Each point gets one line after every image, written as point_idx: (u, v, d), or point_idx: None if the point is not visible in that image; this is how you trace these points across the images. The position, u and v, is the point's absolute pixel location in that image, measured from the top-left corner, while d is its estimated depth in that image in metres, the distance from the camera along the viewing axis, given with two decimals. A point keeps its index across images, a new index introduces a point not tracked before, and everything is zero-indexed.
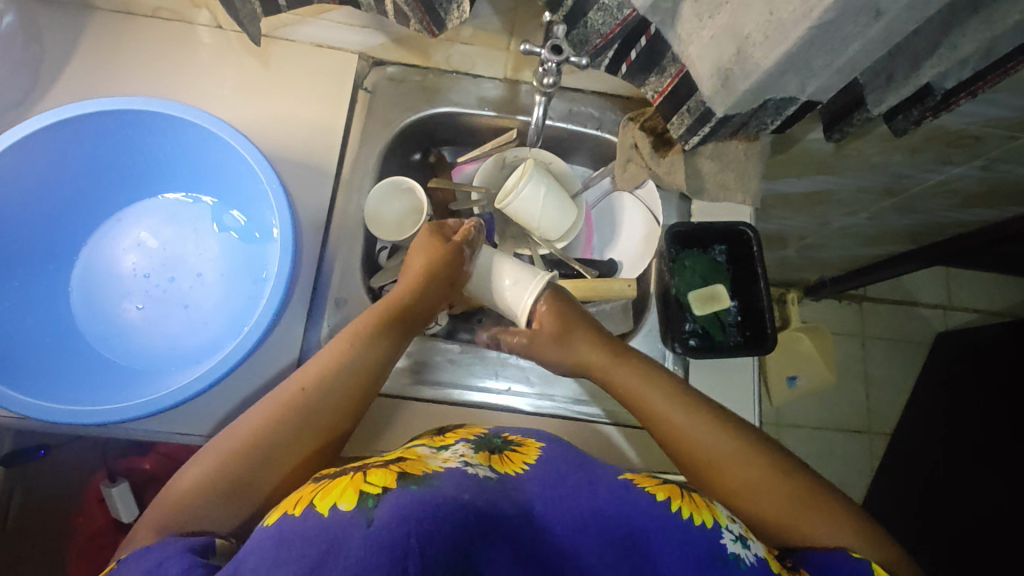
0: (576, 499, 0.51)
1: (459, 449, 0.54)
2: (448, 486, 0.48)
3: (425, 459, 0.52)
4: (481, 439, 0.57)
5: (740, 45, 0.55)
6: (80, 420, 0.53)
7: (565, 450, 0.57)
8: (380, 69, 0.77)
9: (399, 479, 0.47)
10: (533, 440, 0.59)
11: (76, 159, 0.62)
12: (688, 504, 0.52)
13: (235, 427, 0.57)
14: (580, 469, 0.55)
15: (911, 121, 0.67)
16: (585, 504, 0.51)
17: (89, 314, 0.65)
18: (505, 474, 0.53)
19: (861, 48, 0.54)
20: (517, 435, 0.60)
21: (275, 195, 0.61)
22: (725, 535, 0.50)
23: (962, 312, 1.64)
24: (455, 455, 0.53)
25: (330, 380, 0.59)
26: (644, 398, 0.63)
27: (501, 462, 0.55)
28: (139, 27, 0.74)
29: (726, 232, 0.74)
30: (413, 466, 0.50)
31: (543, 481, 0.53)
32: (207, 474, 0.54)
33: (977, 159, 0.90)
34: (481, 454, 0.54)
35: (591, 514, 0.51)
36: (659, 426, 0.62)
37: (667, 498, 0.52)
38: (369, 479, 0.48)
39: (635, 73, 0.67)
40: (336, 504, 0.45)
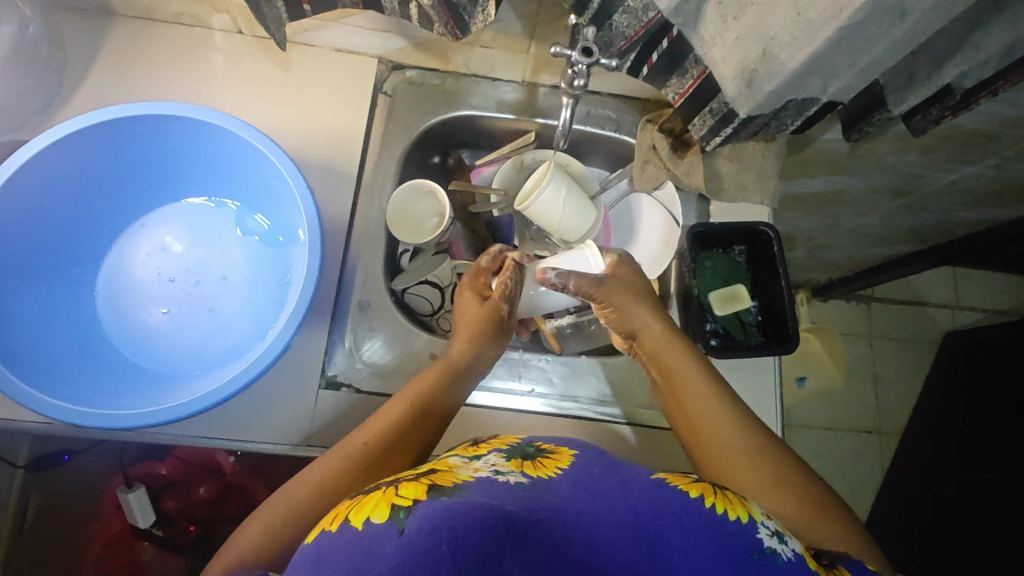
0: (608, 498, 0.49)
1: (491, 459, 0.54)
2: (478, 493, 0.46)
3: (456, 469, 0.51)
4: (514, 448, 0.57)
5: (766, 46, 0.56)
6: (113, 424, 0.53)
7: (599, 456, 0.56)
8: (398, 73, 0.78)
9: (428, 491, 0.46)
10: (566, 448, 0.58)
11: (103, 164, 0.62)
12: (722, 500, 0.50)
13: (303, 478, 0.56)
14: (612, 473, 0.53)
15: (930, 120, 0.67)
16: (619, 502, 0.48)
17: (115, 318, 0.65)
18: (537, 478, 0.51)
19: (886, 49, 0.55)
20: (551, 444, 0.59)
21: (302, 199, 0.61)
22: (762, 529, 0.48)
23: (969, 312, 1.64)
24: (486, 464, 0.52)
25: (398, 435, 0.59)
26: (681, 375, 0.65)
27: (535, 466, 0.53)
28: (160, 33, 0.74)
29: (747, 233, 0.74)
30: (443, 477, 0.49)
31: (576, 483, 0.51)
32: (275, 524, 0.53)
33: (991, 159, 0.90)
34: (513, 461, 0.54)
35: (626, 513, 0.47)
36: (690, 400, 0.63)
37: (701, 494, 0.51)
38: (401, 493, 0.46)
39: (657, 74, 0.68)
40: (370, 518, 0.45)
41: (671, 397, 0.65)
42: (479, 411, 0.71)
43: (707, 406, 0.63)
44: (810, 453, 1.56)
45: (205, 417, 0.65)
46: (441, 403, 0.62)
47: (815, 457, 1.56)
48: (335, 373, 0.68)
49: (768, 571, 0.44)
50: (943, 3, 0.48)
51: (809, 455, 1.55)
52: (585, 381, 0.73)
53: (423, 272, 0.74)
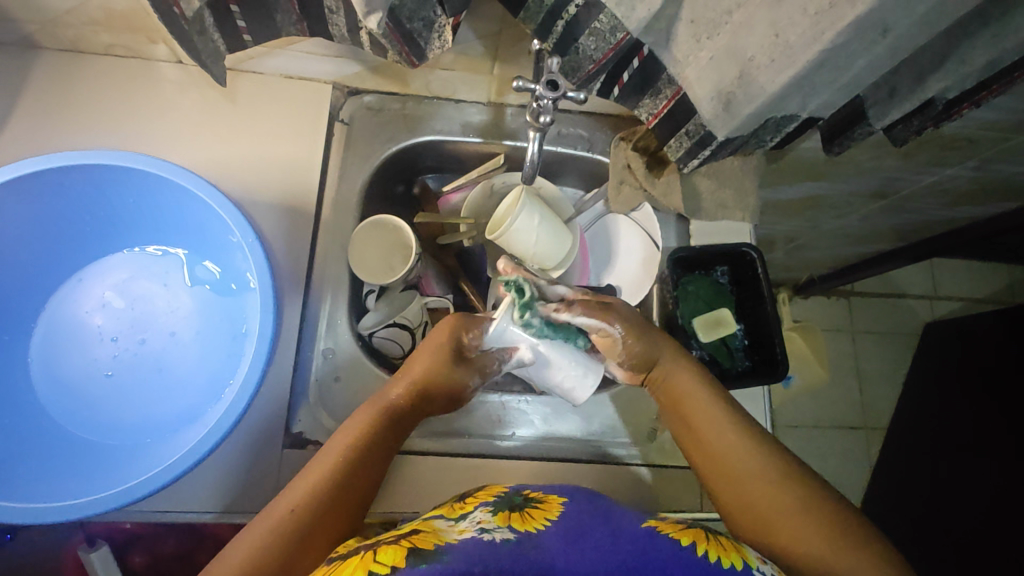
0: (599, 552, 0.46)
1: (476, 517, 0.51)
2: (462, 557, 0.43)
3: (440, 531, 0.48)
4: (502, 499, 0.54)
5: (743, 69, 0.52)
6: (54, 518, 0.49)
7: (590, 504, 0.55)
8: (356, 99, 0.73)
9: (409, 556, 0.43)
10: (554, 496, 0.55)
11: (31, 219, 0.56)
12: (714, 547, 0.48)
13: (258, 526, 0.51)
14: (604, 521, 0.51)
15: (911, 130, 0.63)
16: (610, 557, 0.46)
17: (53, 385, 0.59)
18: (523, 533, 0.48)
19: (866, 66, 0.52)
20: (538, 492, 0.57)
21: (251, 249, 0.56)
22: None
23: (947, 301, 1.65)
24: (470, 523, 0.49)
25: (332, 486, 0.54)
26: (708, 414, 0.61)
27: (522, 519, 0.51)
28: (91, 66, 0.68)
29: (729, 254, 0.72)
30: (425, 538, 0.46)
31: (565, 537, 0.48)
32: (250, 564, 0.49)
33: (970, 160, 0.88)
34: (500, 516, 0.50)
35: (618, 567, 0.45)
36: (715, 443, 0.60)
37: (692, 542, 0.48)
38: (379, 558, 0.43)
39: (628, 95, 0.64)
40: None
41: (679, 422, 0.62)
42: (459, 459, 0.67)
43: (713, 426, 0.60)
44: (800, 453, 1.54)
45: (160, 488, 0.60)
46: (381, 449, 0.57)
47: (803, 455, 1.55)
48: (301, 431, 0.63)
49: None
50: (927, 18, 0.45)
51: (799, 455, 1.54)
52: (568, 417, 0.71)
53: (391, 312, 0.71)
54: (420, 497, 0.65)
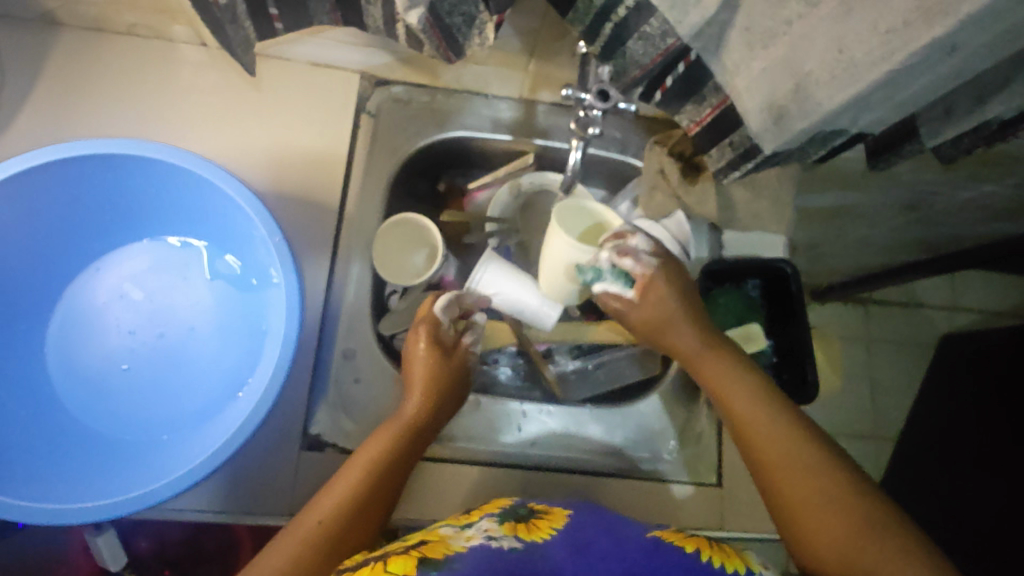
0: (605, 562, 0.47)
1: (482, 525, 0.52)
2: (469, 567, 0.44)
3: (448, 539, 0.49)
4: (507, 511, 0.54)
5: (799, 82, 0.50)
6: (66, 519, 0.47)
7: (595, 515, 0.55)
8: (383, 90, 0.71)
9: (418, 564, 0.44)
10: (559, 508, 0.56)
11: (48, 207, 0.54)
12: (718, 554, 0.49)
13: (289, 533, 0.50)
14: (608, 533, 0.52)
15: (960, 148, 0.60)
16: (616, 566, 0.47)
17: (69, 377, 0.58)
18: (530, 543, 0.49)
19: (928, 84, 0.49)
20: (543, 504, 0.57)
21: (276, 247, 0.55)
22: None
23: (965, 313, 1.63)
24: (477, 532, 0.50)
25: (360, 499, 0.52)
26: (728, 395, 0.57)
27: (528, 529, 0.51)
28: (112, 45, 0.66)
29: (764, 268, 0.69)
30: (434, 548, 0.47)
31: (570, 546, 0.49)
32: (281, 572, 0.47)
33: (1011, 178, 0.86)
34: (506, 525, 0.51)
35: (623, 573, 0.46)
36: (740, 407, 0.56)
37: (696, 549, 0.49)
38: (389, 568, 0.44)
39: (671, 100, 0.61)
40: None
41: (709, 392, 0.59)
42: (475, 465, 0.66)
43: (745, 413, 0.56)
44: None
45: None
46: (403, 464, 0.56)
47: None
48: (318, 433, 0.62)
49: None
50: (1000, 40, 0.43)
51: None
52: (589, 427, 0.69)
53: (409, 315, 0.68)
54: (437, 503, 0.64)
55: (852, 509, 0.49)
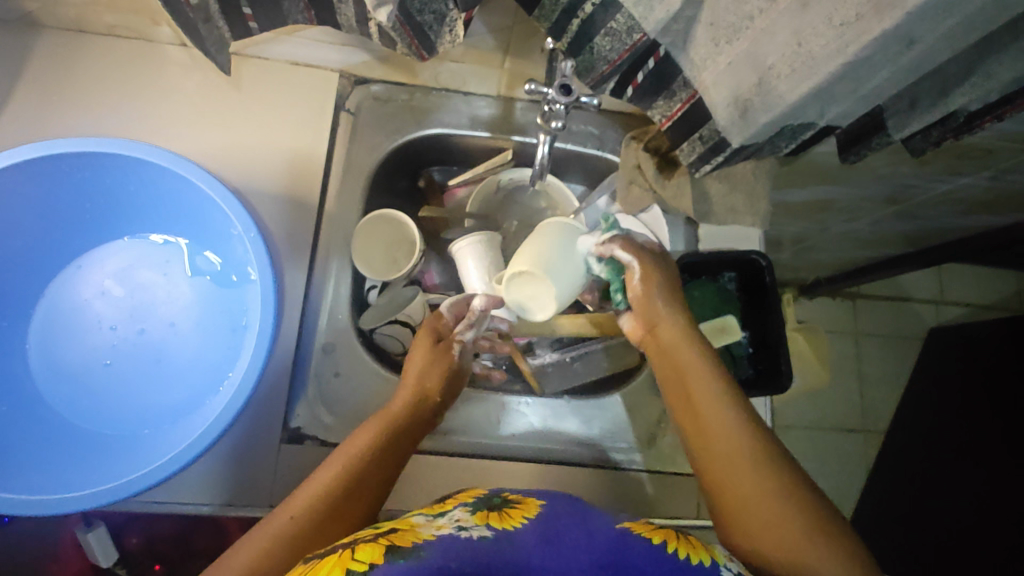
0: (573, 552, 0.47)
1: (455, 515, 0.51)
2: (438, 555, 0.43)
3: (417, 528, 0.48)
4: (480, 500, 0.55)
5: (761, 76, 0.50)
6: (46, 510, 0.48)
7: (567, 504, 0.55)
8: (363, 88, 0.71)
9: (386, 553, 0.43)
10: (532, 498, 0.56)
11: (28, 205, 0.55)
12: (685, 545, 0.48)
13: (267, 524, 0.49)
14: (579, 522, 0.51)
15: (930, 141, 0.61)
16: (583, 556, 0.46)
17: (51, 373, 0.59)
18: (502, 531, 0.49)
19: (888, 77, 0.50)
20: (517, 494, 0.57)
21: (252, 244, 0.56)
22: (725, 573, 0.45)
23: (953, 307, 1.64)
24: (449, 521, 0.50)
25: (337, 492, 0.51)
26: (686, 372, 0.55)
27: (501, 517, 0.51)
28: (94, 46, 0.66)
29: (738, 260, 0.71)
30: (402, 536, 0.46)
31: (541, 535, 0.49)
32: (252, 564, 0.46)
33: (987, 170, 0.87)
34: (478, 514, 0.51)
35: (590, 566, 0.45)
36: (706, 410, 0.53)
37: (663, 540, 0.48)
38: (357, 557, 0.43)
39: (642, 96, 0.62)
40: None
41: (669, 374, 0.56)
42: (454, 458, 0.66)
43: (710, 419, 0.52)
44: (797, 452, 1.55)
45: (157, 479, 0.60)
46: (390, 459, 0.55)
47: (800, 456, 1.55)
48: (299, 426, 0.63)
49: None
50: (954, 33, 0.44)
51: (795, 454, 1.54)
52: (569, 420, 0.70)
53: (393, 308, 0.69)
54: (416, 496, 0.65)
55: (810, 530, 0.45)
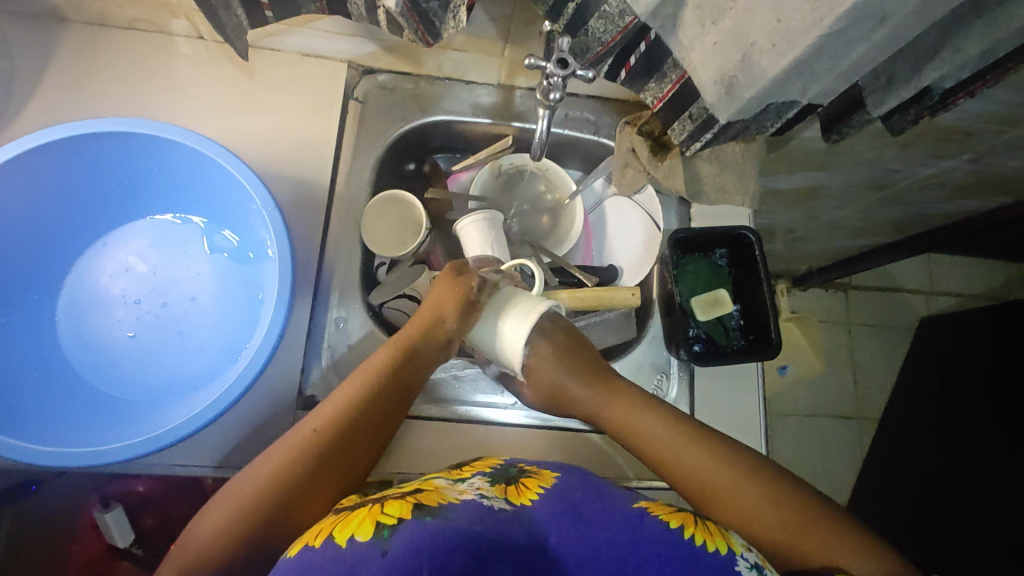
0: (590, 527, 0.49)
1: (475, 483, 0.54)
2: (462, 518, 0.46)
3: (441, 490, 0.51)
4: (497, 471, 0.57)
5: (745, 53, 0.54)
6: (79, 464, 0.51)
7: (583, 479, 0.57)
8: (370, 78, 0.75)
9: (414, 510, 0.46)
10: (549, 470, 0.58)
11: (59, 183, 0.59)
12: (702, 531, 0.50)
13: (271, 452, 0.55)
14: (596, 497, 0.54)
15: (908, 120, 0.66)
16: (598, 533, 0.48)
17: (78, 344, 0.62)
18: (520, 505, 0.51)
19: (864, 52, 0.54)
20: (533, 465, 0.60)
21: (271, 218, 0.59)
22: (740, 562, 0.48)
23: (944, 297, 1.67)
24: (470, 487, 0.52)
25: (344, 428, 0.57)
26: (637, 429, 0.62)
27: (518, 491, 0.53)
28: (115, 40, 0.70)
29: (727, 236, 0.74)
30: (428, 496, 0.49)
31: (558, 506, 0.51)
32: (266, 481, 0.53)
33: (967, 153, 0.90)
34: (497, 486, 0.53)
35: (606, 544, 0.47)
36: (648, 433, 0.61)
37: (680, 524, 0.50)
38: (385, 511, 0.47)
39: (635, 78, 0.67)
40: (353, 535, 0.45)
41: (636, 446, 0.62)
42: (460, 424, 0.69)
43: (642, 425, 0.62)
44: (793, 440, 1.58)
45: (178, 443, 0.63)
46: (394, 396, 0.60)
47: (796, 444, 1.58)
48: (313, 394, 0.66)
49: None
50: (922, 7, 0.47)
51: (791, 442, 1.57)
52: None
53: (400, 285, 0.73)
54: (426, 462, 0.67)
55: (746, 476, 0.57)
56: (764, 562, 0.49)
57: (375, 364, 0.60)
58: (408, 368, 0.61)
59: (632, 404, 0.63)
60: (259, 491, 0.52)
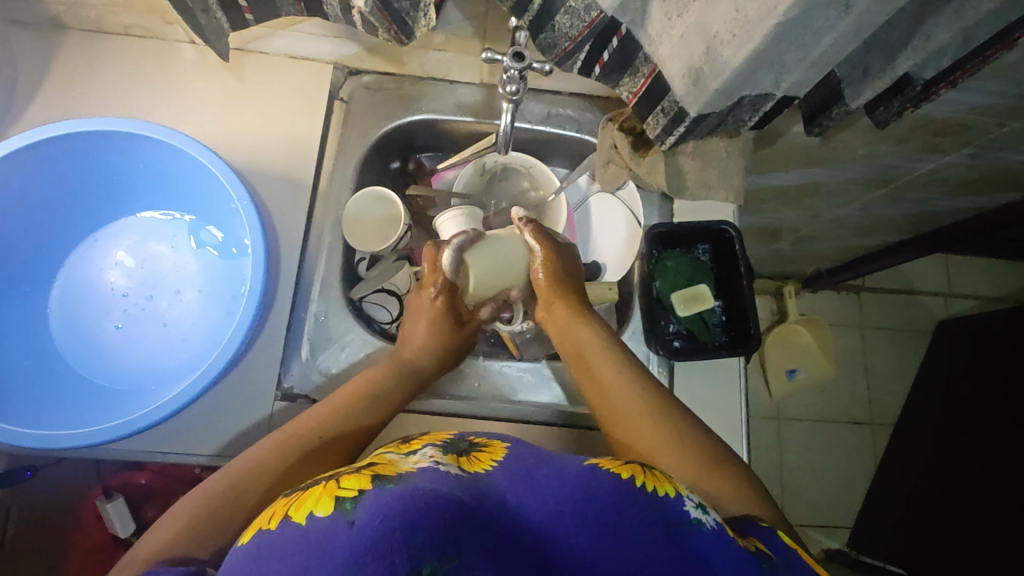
0: (546, 485, 0.47)
1: (426, 452, 0.50)
2: (426, 479, 0.44)
3: (396, 462, 0.48)
4: (447, 443, 0.52)
5: (709, 44, 0.54)
6: (59, 446, 0.54)
7: (536, 448, 0.53)
8: (355, 79, 0.77)
9: (373, 481, 0.43)
10: (499, 440, 0.53)
11: (50, 180, 0.62)
12: (652, 479, 0.48)
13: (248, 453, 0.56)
14: (548, 463, 0.50)
15: (892, 112, 0.66)
16: (558, 489, 0.46)
17: (68, 334, 0.65)
18: (473, 473, 0.47)
19: (832, 43, 0.53)
20: (483, 437, 0.55)
21: (246, 212, 0.61)
22: (689, 503, 0.47)
23: (962, 299, 1.62)
24: (424, 456, 0.49)
25: (336, 422, 0.59)
26: (585, 347, 0.65)
27: (469, 461, 0.49)
28: (112, 45, 0.73)
29: (709, 231, 0.74)
30: (384, 468, 0.46)
31: (512, 473, 0.48)
32: (246, 468, 0.54)
33: (968, 147, 0.88)
34: (449, 455, 0.49)
35: (565, 498, 0.45)
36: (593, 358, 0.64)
37: (631, 476, 0.48)
38: (343, 485, 0.43)
39: (609, 74, 0.67)
40: (313, 513, 0.41)
41: (578, 369, 0.66)
42: (439, 417, 0.70)
43: (592, 348, 0.65)
44: (803, 445, 1.54)
45: (161, 431, 0.65)
46: (387, 399, 0.63)
47: (806, 449, 1.54)
48: (291, 385, 0.67)
49: (693, 541, 0.43)
50: None
51: (802, 447, 1.54)
52: (549, 385, 0.73)
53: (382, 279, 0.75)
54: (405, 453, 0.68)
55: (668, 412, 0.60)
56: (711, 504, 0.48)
57: (370, 372, 0.64)
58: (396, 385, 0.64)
59: (582, 318, 0.68)
60: (234, 476, 0.53)
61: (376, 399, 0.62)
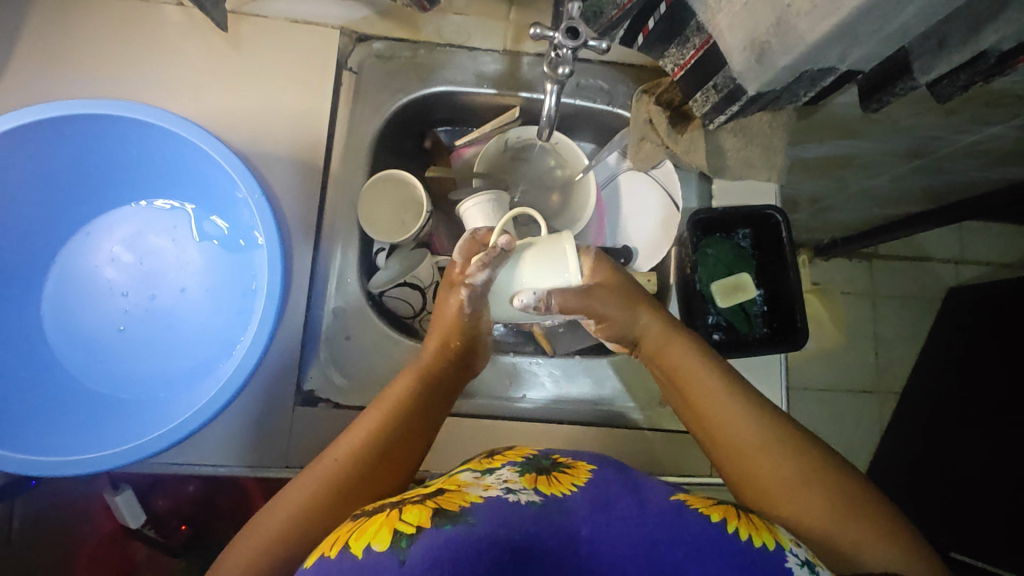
0: (625, 524, 0.45)
1: (504, 475, 0.50)
2: (484, 521, 0.43)
3: (464, 488, 0.47)
4: (529, 461, 0.52)
5: (780, 15, 0.47)
6: (70, 471, 0.49)
7: (620, 471, 0.53)
8: (364, 46, 0.69)
9: (434, 517, 0.43)
10: (583, 462, 0.53)
11: (32, 171, 0.55)
12: (746, 526, 0.46)
13: (279, 500, 0.52)
14: (632, 490, 0.49)
15: (957, 86, 0.57)
16: (636, 530, 0.44)
17: (68, 340, 0.60)
18: (551, 497, 0.47)
19: (917, 13, 0.47)
20: (568, 457, 0.55)
21: (257, 205, 0.55)
22: (791, 559, 0.44)
23: (974, 267, 1.60)
24: (497, 481, 0.48)
25: (366, 457, 0.53)
26: (701, 385, 0.58)
27: (549, 482, 0.49)
28: (89, 7, 0.65)
29: (753, 216, 0.69)
30: (451, 499, 0.45)
31: (592, 502, 0.47)
32: (290, 519, 0.50)
33: (1016, 119, 0.83)
34: (526, 477, 0.49)
35: (642, 541, 0.44)
36: (706, 396, 0.58)
37: (723, 519, 0.46)
38: (404, 517, 0.43)
39: (653, 44, 0.62)
40: (371, 544, 0.41)
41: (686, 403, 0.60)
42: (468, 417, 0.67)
43: (705, 385, 0.58)
44: (811, 414, 1.54)
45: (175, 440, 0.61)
46: (418, 421, 0.57)
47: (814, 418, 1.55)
48: (312, 389, 0.63)
49: None
50: None
51: (810, 416, 1.54)
52: (581, 378, 0.69)
53: (404, 269, 0.70)
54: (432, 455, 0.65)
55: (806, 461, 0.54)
56: (817, 560, 0.45)
57: (394, 390, 0.57)
58: (431, 389, 0.59)
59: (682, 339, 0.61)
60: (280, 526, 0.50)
61: (403, 415, 0.56)
